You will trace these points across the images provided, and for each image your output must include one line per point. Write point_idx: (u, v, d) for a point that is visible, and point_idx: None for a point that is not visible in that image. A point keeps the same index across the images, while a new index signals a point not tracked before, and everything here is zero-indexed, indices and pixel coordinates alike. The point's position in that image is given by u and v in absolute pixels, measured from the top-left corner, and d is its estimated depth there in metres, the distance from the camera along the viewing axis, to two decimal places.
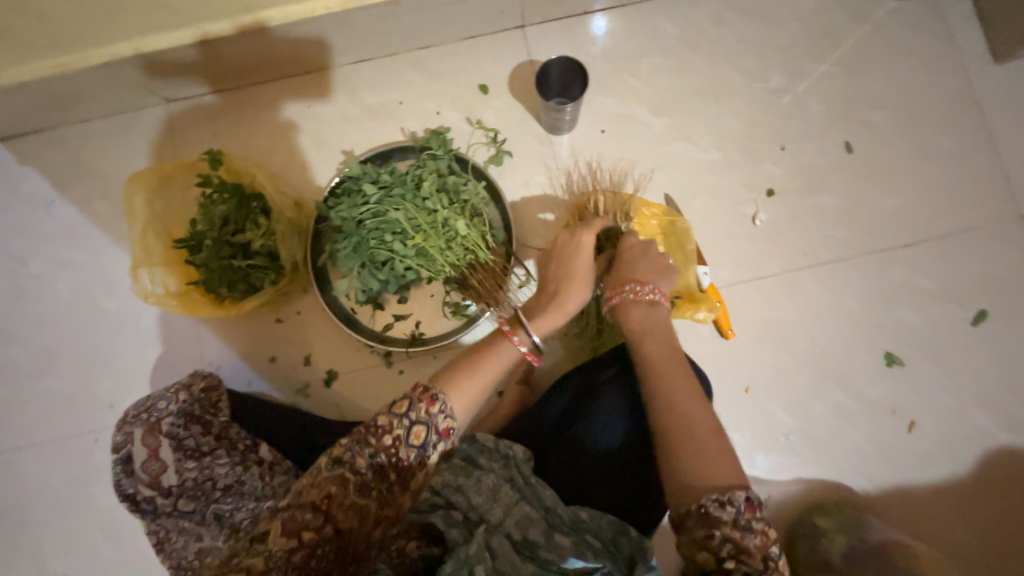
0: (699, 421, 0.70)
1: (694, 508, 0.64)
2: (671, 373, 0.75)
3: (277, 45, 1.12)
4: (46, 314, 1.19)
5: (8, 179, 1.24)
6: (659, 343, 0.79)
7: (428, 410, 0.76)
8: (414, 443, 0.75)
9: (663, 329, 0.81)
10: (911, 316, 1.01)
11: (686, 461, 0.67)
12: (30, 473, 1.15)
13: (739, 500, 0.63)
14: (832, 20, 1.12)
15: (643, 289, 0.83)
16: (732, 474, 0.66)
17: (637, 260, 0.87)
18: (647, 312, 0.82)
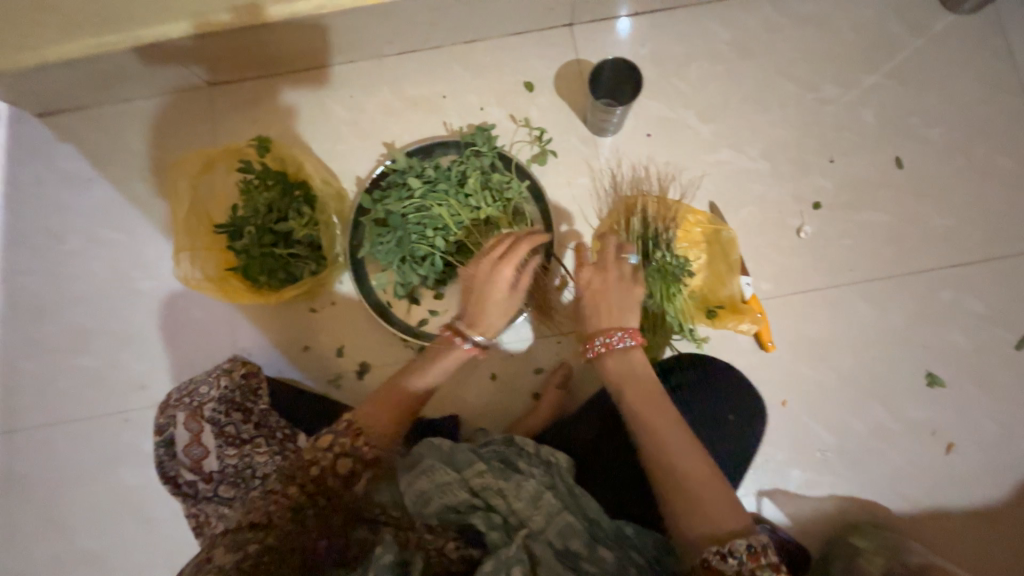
0: (692, 474, 0.68)
1: (697, 561, 0.65)
2: (659, 415, 0.72)
3: (324, 32, 1.10)
4: (81, 292, 1.19)
5: (47, 155, 1.23)
6: (644, 391, 0.75)
7: (353, 443, 0.78)
8: (343, 470, 0.77)
9: (635, 377, 0.76)
10: (954, 337, 1.00)
11: (681, 513, 0.67)
12: (60, 449, 1.15)
13: (739, 551, 0.62)
14: (888, 32, 1.11)
15: (599, 342, 0.79)
16: (731, 517, 0.66)
17: (590, 304, 0.82)
18: (618, 362, 0.78)
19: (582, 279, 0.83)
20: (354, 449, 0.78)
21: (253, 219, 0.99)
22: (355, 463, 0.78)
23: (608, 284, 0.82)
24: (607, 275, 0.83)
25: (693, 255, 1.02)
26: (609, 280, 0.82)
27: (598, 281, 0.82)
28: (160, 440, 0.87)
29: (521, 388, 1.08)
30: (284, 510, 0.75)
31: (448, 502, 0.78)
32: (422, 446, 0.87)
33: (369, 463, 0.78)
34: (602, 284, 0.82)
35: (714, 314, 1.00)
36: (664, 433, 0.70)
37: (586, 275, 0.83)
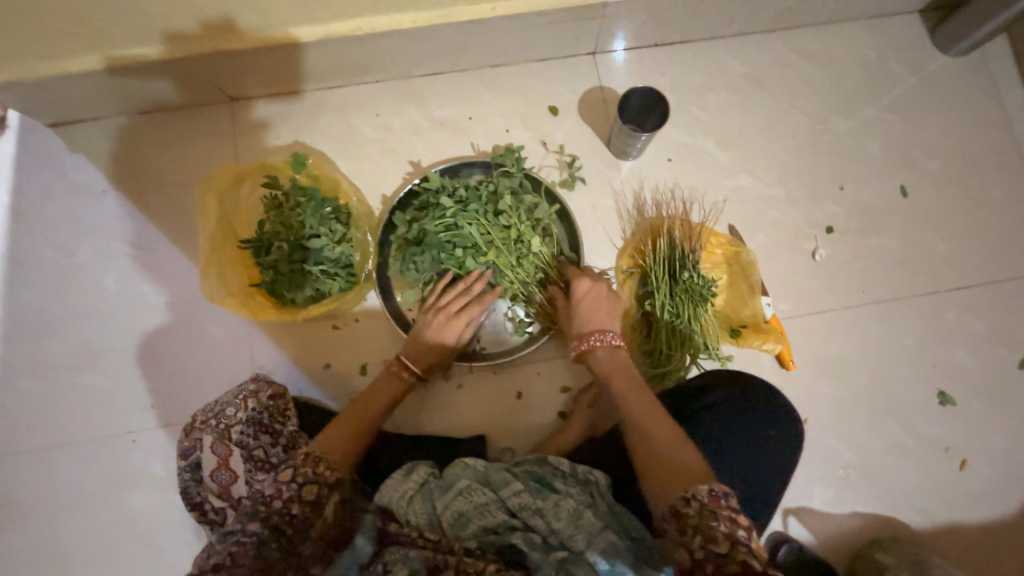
0: (660, 441, 0.73)
1: (666, 511, 0.67)
2: (634, 395, 0.81)
3: (356, 53, 1.11)
4: (89, 307, 1.15)
5: (57, 165, 1.20)
6: (626, 378, 0.84)
7: (315, 469, 0.77)
8: (308, 498, 0.74)
9: (623, 368, 0.86)
10: (962, 357, 1.05)
11: (653, 473, 0.71)
12: (61, 473, 1.10)
13: (698, 492, 0.66)
14: (889, 71, 1.19)
15: (595, 338, 0.89)
16: (697, 472, 0.69)
17: (585, 309, 0.93)
18: (612, 357, 0.88)
19: (580, 288, 0.95)
20: (317, 475, 0.76)
21: (285, 235, 0.98)
22: (321, 487, 0.75)
23: (601, 293, 0.95)
24: (599, 288, 0.95)
25: (716, 275, 1.06)
26: (600, 291, 0.95)
27: (594, 291, 0.95)
28: (185, 465, 0.85)
29: (548, 406, 1.08)
30: (249, 552, 0.68)
31: (486, 523, 0.78)
32: (454, 468, 0.87)
33: (335, 485, 0.77)
34: (598, 294, 0.95)
35: (738, 334, 1.03)
36: (638, 411, 0.78)
37: (584, 286, 0.95)
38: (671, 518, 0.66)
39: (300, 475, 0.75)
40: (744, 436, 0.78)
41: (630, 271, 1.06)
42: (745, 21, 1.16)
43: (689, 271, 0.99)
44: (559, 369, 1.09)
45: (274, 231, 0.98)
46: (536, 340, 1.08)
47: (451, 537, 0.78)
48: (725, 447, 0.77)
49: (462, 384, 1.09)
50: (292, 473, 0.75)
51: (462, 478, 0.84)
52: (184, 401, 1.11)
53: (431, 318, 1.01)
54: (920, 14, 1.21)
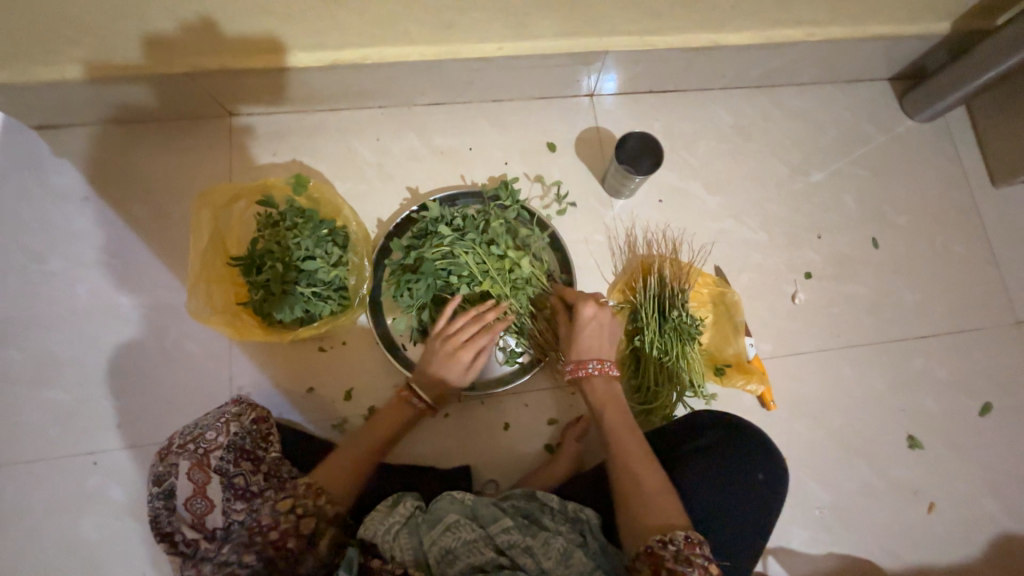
0: (641, 481, 0.75)
1: (641, 550, 0.69)
2: (623, 429, 0.82)
3: (361, 80, 1.12)
4: (58, 317, 1.10)
5: (38, 168, 1.16)
6: (618, 413, 0.85)
7: (315, 501, 0.77)
8: (305, 531, 0.73)
9: (616, 399, 0.87)
10: (928, 403, 1.11)
11: (629, 509, 0.73)
12: (8, 495, 1.02)
13: (676, 537, 0.68)
14: (862, 130, 1.28)
15: (592, 366, 0.89)
16: (673, 516, 0.71)
17: (584, 337, 0.92)
18: (608, 386, 0.89)
19: (582, 314, 0.92)
20: (316, 507, 0.76)
21: (279, 254, 0.96)
22: (318, 520, 0.75)
23: (604, 321, 0.93)
24: (603, 314, 0.93)
25: (702, 314, 1.09)
26: (603, 317, 0.93)
27: (597, 318, 0.92)
28: (156, 491, 0.80)
29: (536, 438, 1.08)
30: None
31: (474, 562, 0.76)
32: (440, 501, 0.85)
33: (331, 519, 0.76)
34: (601, 321, 0.93)
35: (722, 372, 1.07)
36: (625, 447, 0.80)
37: (589, 312, 0.92)
38: (646, 558, 0.68)
39: (299, 505, 0.75)
40: (730, 477, 0.80)
41: (620, 305, 1.07)
42: (734, 76, 1.23)
43: (678, 310, 1.01)
44: (549, 401, 1.10)
45: (267, 249, 0.96)
46: (526, 371, 1.07)
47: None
48: (712, 486, 0.80)
49: (448, 413, 1.08)
50: (293, 502, 0.75)
51: (450, 512, 0.82)
52: (153, 421, 1.06)
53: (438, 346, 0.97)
54: (890, 81, 1.32)
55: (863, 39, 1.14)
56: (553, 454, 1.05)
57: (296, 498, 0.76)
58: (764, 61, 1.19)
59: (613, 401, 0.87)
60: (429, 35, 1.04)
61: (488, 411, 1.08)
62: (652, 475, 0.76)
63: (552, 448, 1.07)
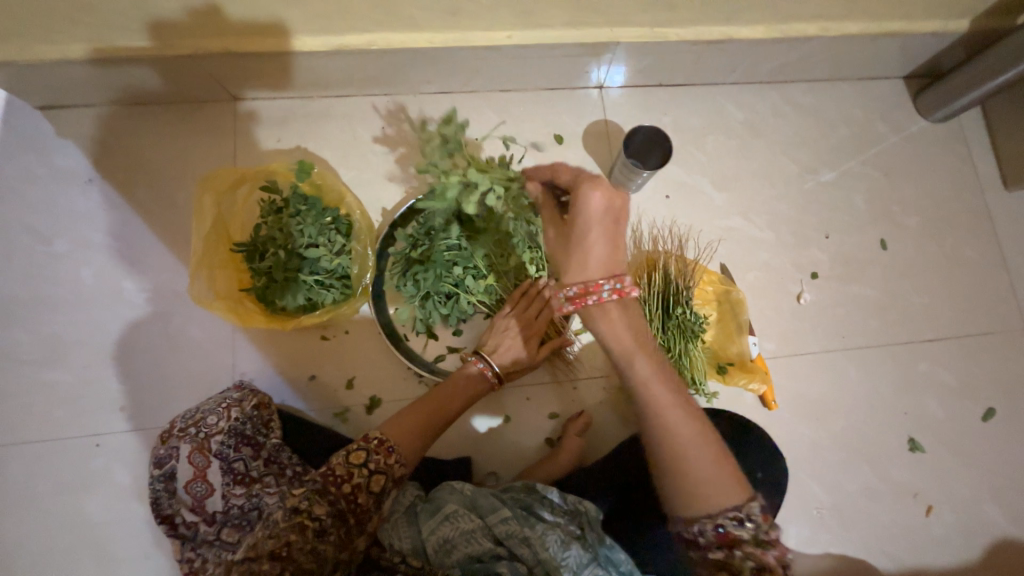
0: (697, 446, 0.65)
1: (709, 527, 0.62)
2: (660, 383, 0.68)
3: (369, 65, 1.11)
4: (62, 299, 1.10)
5: (41, 149, 1.15)
6: (650, 357, 0.70)
7: (386, 459, 0.76)
8: (375, 489, 0.74)
9: (644, 335, 0.71)
10: (931, 406, 1.11)
11: (688, 479, 0.64)
12: (13, 474, 1.03)
13: (756, 514, 0.62)
14: (875, 129, 1.26)
15: (606, 290, 0.69)
16: (739, 483, 0.65)
17: (596, 241, 0.70)
18: (630, 323, 0.70)
19: (586, 204, 0.70)
20: (387, 466, 0.76)
21: (281, 241, 0.95)
22: (387, 480, 0.75)
23: (618, 213, 0.71)
24: (619, 199, 0.71)
25: (706, 313, 1.08)
26: (615, 201, 0.71)
27: (610, 207, 0.71)
28: (158, 474, 0.83)
29: (537, 431, 1.08)
30: (308, 540, 0.66)
31: (471, 551, 0.76)
32: (440, 490, 0.86)
33: (398, 479, 0.77)
34: (616, 210, 0.71)
35: (725, 371, 1.06)
36: (668, 402, 0.67)
37: (597, 202, 0.70)
38: (717, 539, 0.62)
39: (372, 463, 0.75)
40: None
41: None
42: (746, 70, 1.21)
43: (682, 308, 1.01)
44: (550, 395, 1.09)
45: (270, 236, 0.96)
46: None
47: (434, 564, 0.77)
48: None
49: None
50: (368, 460, 0.75)
51: (450, 502, 0.83)
52: (157, 405, 1.07)
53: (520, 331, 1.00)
54: (904, 79, 1.29)
55: (879, 35, 1.12)
56: (553, 448, 1.05)
57: (371, 455, 0.75)
58: (776, 55, 1.16)
59: (637, 345, 0.70)
60: (436, 20, 1.03)
61: (487, 403, 1.08)
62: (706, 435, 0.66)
63: (553, 442, 1.07)
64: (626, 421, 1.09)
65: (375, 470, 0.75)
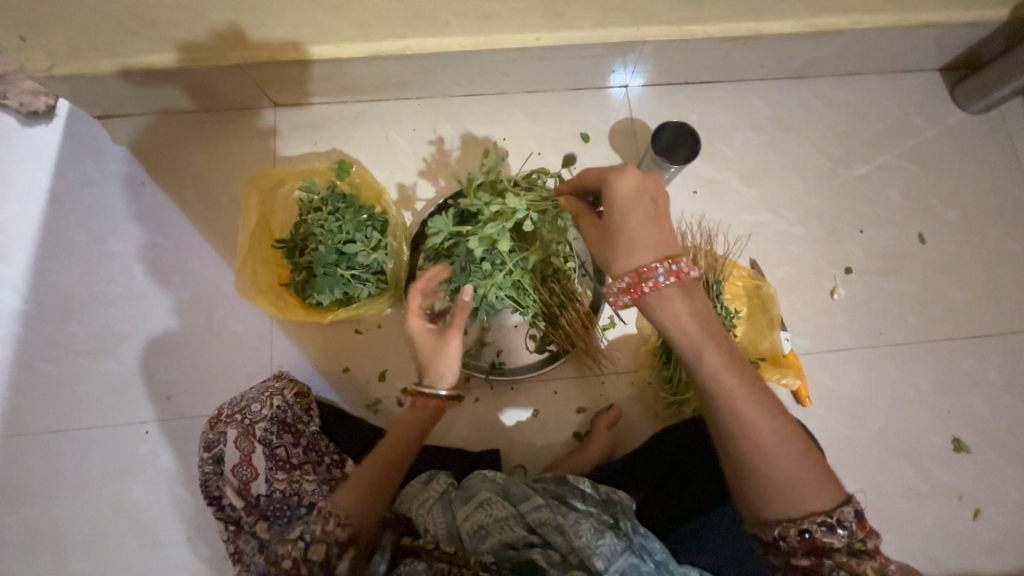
0: (779, 445, 0.64)
1: (793, 532, 0.63)
2: (731, 374, 0.65)
3: (402, 69, 1.15)
4: (115, 294, 1.17)
5: (98, 155, 1.23)
6: (721, 349, 0.67)
7: (323, 527, 0.71)
8: (315, 560, 0.70)
9: (715, 328, 0.67)
10: (976, 405, 1.07)
11: (772, 480, 0.63)
12: (68, 459, 1.09)
13: (850, 522, 0.62)
14: (910, 121, 1.24)
15: (661, 273, 0.67)
16: (829, 487, 0.64)
17: (641, 226, 0.70)
18: (694, 311, 0.68)
19: (619, 189, 0.71)
20: (325, 534, 0.71)
21: (319, 238, 0.98)
22: (330, 546, 0.71)
23: (651, 194, 0.71)
24: (651, 183, 0.71)
25: (737, 307, 1.08)
26: (646, 184, 0.71)
27: (642, 191, 0.70)
28: (207, 457, 0.87)
29: (565, 426, 1.08)
30: None
31: (506, 538, 0.78)
32: (472, 478, 0.87)
33: (345, 543, 0.71)
34: (650, 193, 0.71)
35: (757, 366, 1.03)
36: (750, 400, 0.65)
37: (627, 187, 0.70)
38: (802, 545, 0.63)
39: (308, 533, 0.71)
40: None
41: None
42: (775, 65, 1.21)
43: (712, 302, 1.02)
44: (578, 389, 1.10)
45: (309, 233, 0.99)
46: (554, 360, 1.08)
47: (468, 550, 0.79)
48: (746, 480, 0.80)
49: (479, 397, 1.10)
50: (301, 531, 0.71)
51: (482, 489, 0.85)
52: (199, 396, 1.12)
53: (416, 295, 0.90)
54: (940, 71, 1.27)
55: (913, 27, 1.10)
56: (581, 442, 1.05)
57: (306, 526, 0.72)
58: (806, 50, 1.16)
59: (705, 336, 0.67)
60: (470, 24, 1.06)
61: (516, 396, 1.09)
62: (793, 431, 0.65)
63: (581, 437, 1.07)
64: (656, 416, 1.09)
65: (313, 533, 0.71)
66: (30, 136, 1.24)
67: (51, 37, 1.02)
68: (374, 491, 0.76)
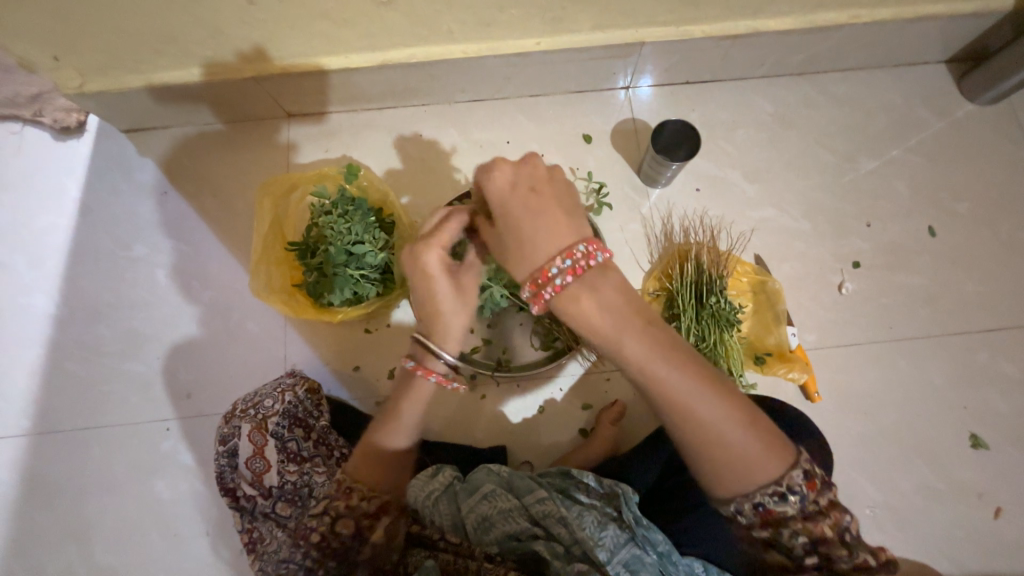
0: (720, 422, 0.61)
1: (748, 508, 0.62)
2: (654, 359, 0.62)
3: (408, 77, 1.19)
4: (139, 298, 1.22)
5: (125, 167, 1.30)
6: (639, 334, 0.63)
7: (346, 500, 0.73)
8: (346, 532, 0.71)
9: (629, 315, 0.63)
10: (994, 400, 1.04)
11: (719, 462, 0.62)
12: (94, 456, 1.14)
13: (799, 486, 0.60)
14: (916, 114, 1.23)
15: (556, 275, 0.64)
16: (777, 456, 0.61)
17: (528, 220, 0.67)
18: (597, 299, 0.64)
19: (493, 189, 0.70)
20: (350, 508, 0.72)
21: (329, 240, 1.02)
22: (358, 518, 0.72)
23: (527, 183, 0.69)
24: (525, 173, 0.70)
25: (741, 303, 1.08)
26: (519, 177, 0.70)
27: (517, 184, 0.69)
28: (222, 450, 0.90)
29: (571, 422, 1.09)
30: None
31: (509, 530, 0.79)
32: (477, 471, 0.89)
33: (374, 515, 0.73)
34: (526, 185, 0.69)
35: (763, 361, 1.05)
36: (685, 386, 0.62)
37: (502, 183, 0.70)
38: (760, 519, 0.62)
39: (334, 507, 0.73)
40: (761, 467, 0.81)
41: (656, 293, 1.10)
42: (776, 62, 1.22)
43: (716, 297, 1.02)
44: (583, 386, 1.11)
45: (320, 235, 1.03)
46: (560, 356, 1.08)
47: (473, 540, 0.81)
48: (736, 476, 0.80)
49: (485, 395, 1.11)
50: (328, 506, 0.73)
51: (487, 483, 0.86)
52: (217, 394, 1.16)
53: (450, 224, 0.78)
54: (946, 63, 1.26)
55: (914, 19, 1.10)
56: (587, 438, 1.06)
57: (331, 502, 0.73)
58: (806, 46, 1.17)
59: (617, 323, 0.64)
60: (472, 32, 1.09)
61: (522, 393, 1.11)
62: (731, 401, 0.62)
63: (587, 433, 1.08)
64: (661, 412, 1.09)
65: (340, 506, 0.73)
66: (62, 150, 1.31)
67: (82, 57, 1.09)
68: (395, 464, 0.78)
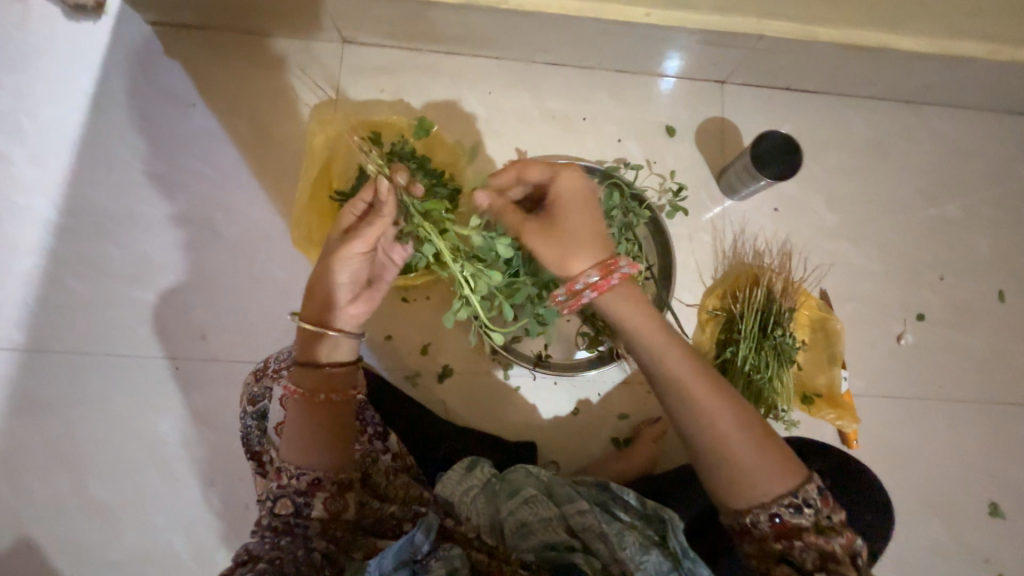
0: (732, 429, 0.63)
1: (763, 518, 0.62)
2: (676, 358, 0.66)
3: (490, 24, 1.04)
4: (154, 219, 1.10)
5: (147, 66, 1.14)
6: (661, 334, 0.67)
7: (278, 480, 0.75)
8: (288, 510, 0.74)
9: (653, 314, 0.68)
10: (1020, 473, 1.05)
11: (729, 468, 0.63)
12: (93, 383, 1.06)
13: (814, 499, 0.61)
14: (1014, 170, 1.16)
15: (625, 264, 0.67)
16: (789, 469, 0.63)
17: (589, 222, 0.70)
18: (628, 295, 0.68)
19: (558, 191, 0.71)
20: (283, 487, 0.74)
21: None
22: (293, 497, 0.74)
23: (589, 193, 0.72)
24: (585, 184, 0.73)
25: (801, 338, 1.04)
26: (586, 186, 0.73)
27: (579, 191, 0.72)
28: (251, 409, 0.87)
29: (604, 429, 1.06)
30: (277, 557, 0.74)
31: (548, 539, 0.76)
32: (516, 472, 0.86)
33: (305, 492, 0.74)
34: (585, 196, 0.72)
35: (811, 402, 1.02)
36: (693, 379, 0.65)
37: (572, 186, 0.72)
38: (775, 531, 0.61)
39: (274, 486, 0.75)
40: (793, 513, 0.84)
41: (715, 312, 1.04)
42: (888, 85, 1.12)
43: (781, 331, 0.97)
44: (622, 395, 1.07)
45: None
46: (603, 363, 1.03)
47: (509, 544, 0.78)
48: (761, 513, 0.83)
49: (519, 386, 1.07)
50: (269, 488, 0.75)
51: (527, 486, 0.83)
52: (234, 339, 1.08)
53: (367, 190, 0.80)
54: None
55: None
56: (620, 449, 1.04)
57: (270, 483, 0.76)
58: (928, 74, 1.06)
59: (642, 319, 0.68)
60: None
61: (557, 391, 1.07)
62: (743, 412, 0.65)
63: (619, 442, 1.06)
64: None
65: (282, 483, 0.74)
66: (75, 32, 1.14)
67: None
68: (326, 438, 0.76)
